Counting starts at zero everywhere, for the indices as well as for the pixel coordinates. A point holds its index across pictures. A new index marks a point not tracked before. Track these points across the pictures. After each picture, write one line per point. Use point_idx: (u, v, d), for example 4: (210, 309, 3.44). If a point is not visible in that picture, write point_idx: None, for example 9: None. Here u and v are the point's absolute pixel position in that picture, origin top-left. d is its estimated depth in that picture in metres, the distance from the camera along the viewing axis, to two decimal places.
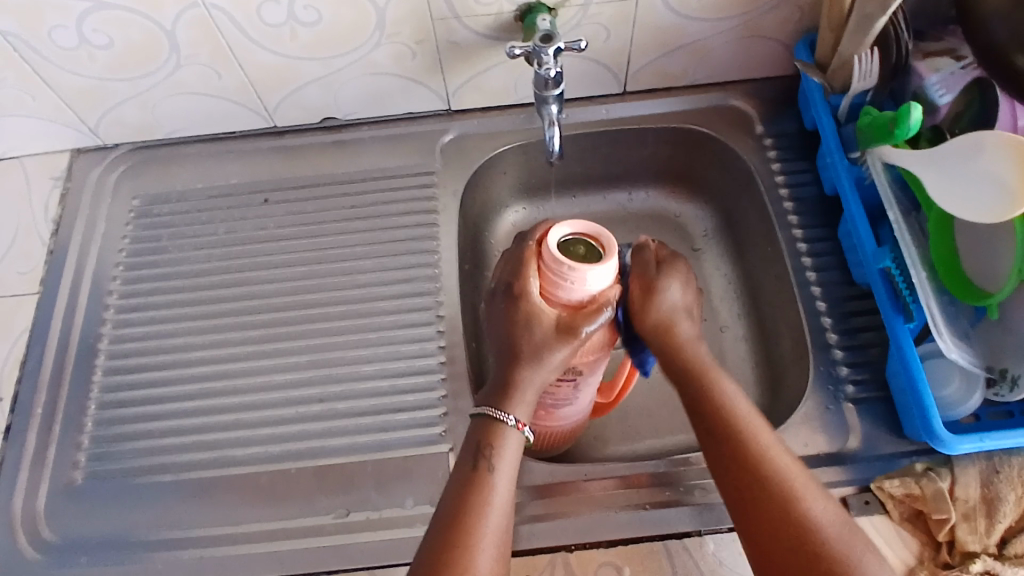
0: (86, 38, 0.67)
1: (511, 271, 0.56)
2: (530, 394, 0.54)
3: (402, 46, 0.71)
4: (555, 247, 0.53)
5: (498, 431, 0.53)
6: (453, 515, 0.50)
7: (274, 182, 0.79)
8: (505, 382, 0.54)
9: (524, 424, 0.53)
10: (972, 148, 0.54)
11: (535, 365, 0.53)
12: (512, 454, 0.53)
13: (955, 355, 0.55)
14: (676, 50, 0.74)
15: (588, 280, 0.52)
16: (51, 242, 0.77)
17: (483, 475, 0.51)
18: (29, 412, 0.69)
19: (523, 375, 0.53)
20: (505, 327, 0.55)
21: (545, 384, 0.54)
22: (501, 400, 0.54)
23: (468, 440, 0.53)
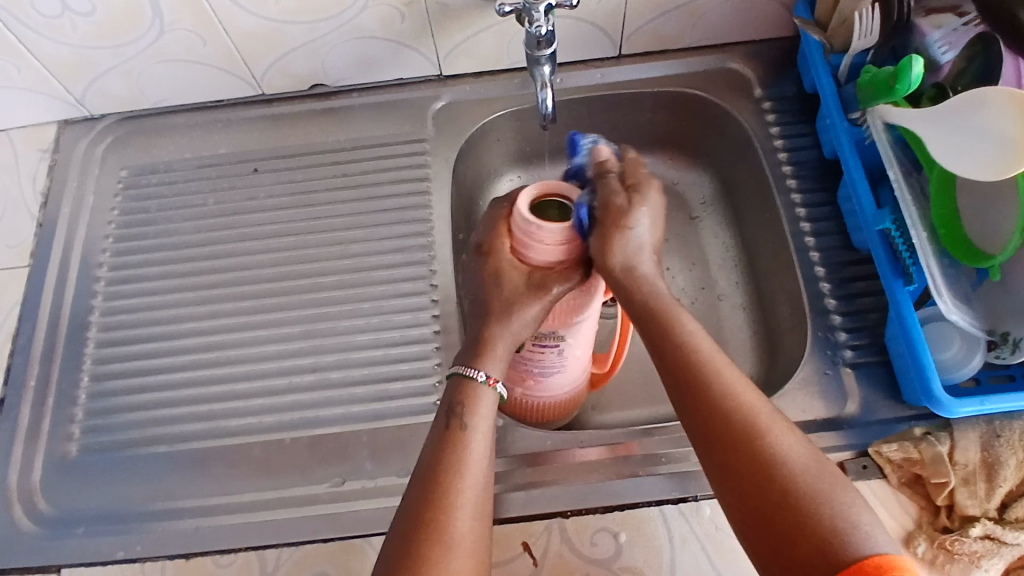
0: (66, 3, 0.65)
1: (486, 232, 0.59)
2: (502, 352, 0.55)
3: (390, 9, 0.69)
4: (524, 209, 0.55)
5: (472, 390, 0.54)
6: (431, 472, 0.50)
7: (263, 151, 0.78)
8: (478, 339, 0.56)
9: (496, 380, 0.54)
10: (974, 103, 0.53)
11: (507, 321, 0.55)
12: (488, 413, 0.53)
13: (955, 316, 0.54)
14: (672, 11, 0.72)
15: (549, 238, 0.54)
16: (39, 215, 0.76)
17: (459, 432, 0.52)
18: (22, 386, 0.68)
19: (496, 330, 0.55)
20: (477, 287, 0.58)
21: (517, 343, 0.56)
22: (473, 357, 0.55)
23: (444, 400, 0.54)
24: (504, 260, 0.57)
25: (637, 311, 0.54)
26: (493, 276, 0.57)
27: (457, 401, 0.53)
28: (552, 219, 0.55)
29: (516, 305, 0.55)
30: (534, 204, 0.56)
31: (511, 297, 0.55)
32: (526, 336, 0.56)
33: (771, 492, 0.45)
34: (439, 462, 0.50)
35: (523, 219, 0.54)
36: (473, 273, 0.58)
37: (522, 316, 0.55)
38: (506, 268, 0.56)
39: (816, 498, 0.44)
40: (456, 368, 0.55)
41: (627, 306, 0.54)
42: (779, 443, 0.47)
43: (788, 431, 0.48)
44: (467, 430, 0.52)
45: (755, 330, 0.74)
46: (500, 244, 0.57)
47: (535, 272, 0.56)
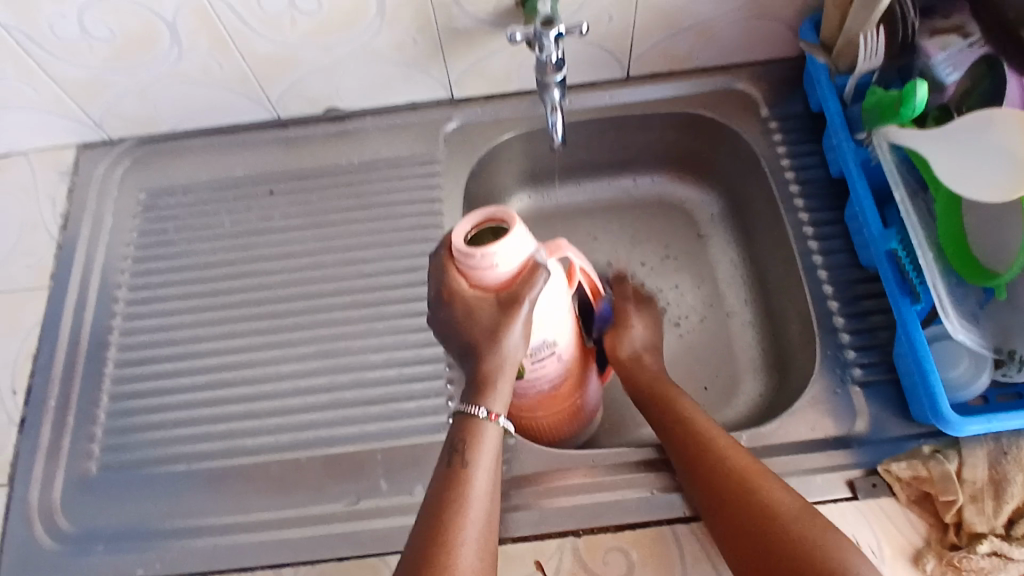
0: (87, 30, 0.67)
1: (436, 281, 0.54)
2: (503, 381, 0.54)
3: (403, 33, 0.70)
4: (459, 246, 0.52)
5: (474, 426, 0.54)
6: (434, 510, 0.51)
7: (279, 173, 0.79)
8: (478, 377, 0.54)
9: (497, 415, 0.54)
10: (982, 121, 0.53)
11: (500, 352, 0.53)
12: (490, 448, 0.54)
13: (962, 335, 0.54)
14: (679, 32, 0.73)
15: (498, 258, 0.51)
16: (59, 235, 0.77)
17: (460, 471, 0.53)
18: (42, 404, 0.70)
19: (493, 366, 0.53)
20: (454, 334, 0.55)
21: (515, 364, 0.54)
22: (474, 394, 0.54)
23: (447, 439, 0.55)
24: (466, 301, 0.53)
25: (642, 390, 0.64)
26: (462, 320, 0.54)
27: (461, 439, 0.54)
28: (490, 242, 0.53)
29: (501, 333, 0.52)
30: (467, 236, 0.53)
31: (493, 330, 0.53)
32: (520, 355, 0.54)
33: (767, 544, 0.49)
34: (441, 499, 0.51)
35: (465, 254, 0.51)
36: (443, 323, 0.55)
37: (509, 340, 0.53)
38: (473, 307, 0.53)
39: (809, 548, 0.48)
40: (460, 407, 0.55)
41: (636, 395, 0.65)
42: (770, 497, 0.51)
43: (780, 486, 0.52)
44: (467, 467, 0.53)
45: (765, 347, 0.75)
46: (456, 287, 0.53)
47: (500, 295, 0.53)
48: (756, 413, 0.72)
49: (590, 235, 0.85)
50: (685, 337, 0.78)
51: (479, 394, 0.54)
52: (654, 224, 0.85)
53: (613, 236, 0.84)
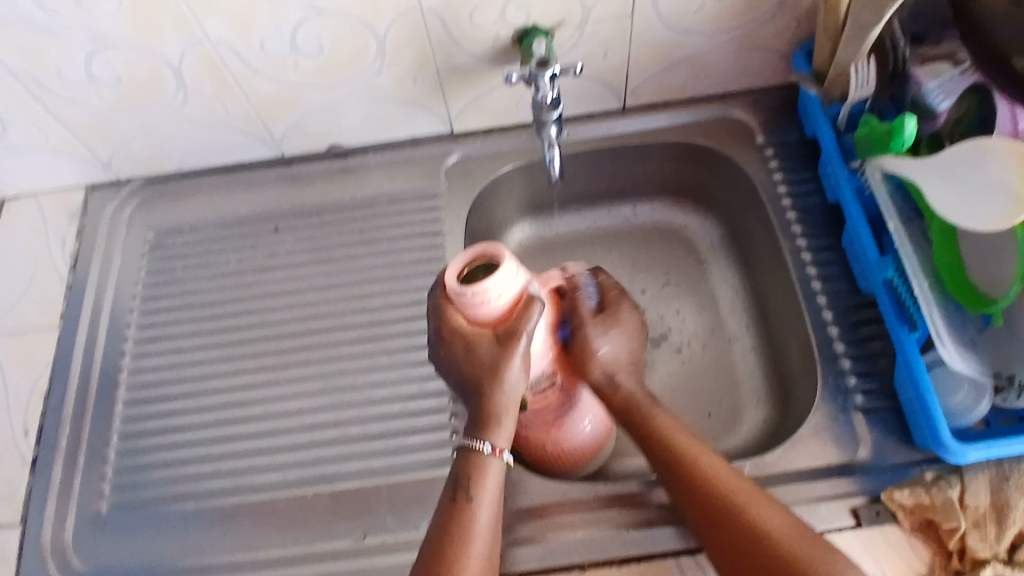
0: (96, 77, 0.69)
1: (436, 321, 0.56)
2: (506, 417, 0.56)
3: (403, 73, 0.72)
4: (455, 284, 0.54)
5: (478, 460, 0.55)
6: (437, 545, 0.52)
7: (283, 210, 0.81)
8: (481, 413, 0.56)
9: (501, 450, 0.56)
10: (974, 153, 0.53)
11: (502, 387, 0.55)
12: (495, 484, 0.55)
13: (960, 365, 0.55)
14: (674, 64, 0.75)
15: (493, 293, 0.53)
16: (70, 276, 0.79)
17: (463, 506, 0.54)
18: (53, 444, 0.71)
19: (496, 401, 0.55)
20: (456, 371, 0.57)
21: (518, 396, 0.56)
22: (476, 430, 0.56)
23: (451, 471, 0.56)
24: (466, 337, 0.55)
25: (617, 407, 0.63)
26: (464, 356, 0.56)
27: (464, 474, 0.55)
28: (483, 278, 0.55)
29: (502, 368, 0.55)
30: (461, 274, 0.55)
31: (493, 364, 0.55)
32: (521, 388, 0.56)
33: (766, 565, 0.51)
34: (444, 535, 0.52)
35: (460, 292, 0.53)
36: (444, 360, 0.57)
37: (510, 374, 0.55)
38: (473, 343, 0.55)
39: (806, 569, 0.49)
40: (462, 441, 0.57)
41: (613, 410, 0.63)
42: (761, 516, 0.53)
43: (766, 503, 0.54)
44: (469, 501, 0.54)
45: (767, 373, 0.75)
46: (455, 323, 0.55)
47: (498, 328, 0.55)
48: (760, 439, 0.72)
49: (591, 263, 0.85)
50: (688, 364, 0.78)
51: (483, 428, 0.56)
52: (653, 250, 0.85)
53: (613, 263, 0.85)
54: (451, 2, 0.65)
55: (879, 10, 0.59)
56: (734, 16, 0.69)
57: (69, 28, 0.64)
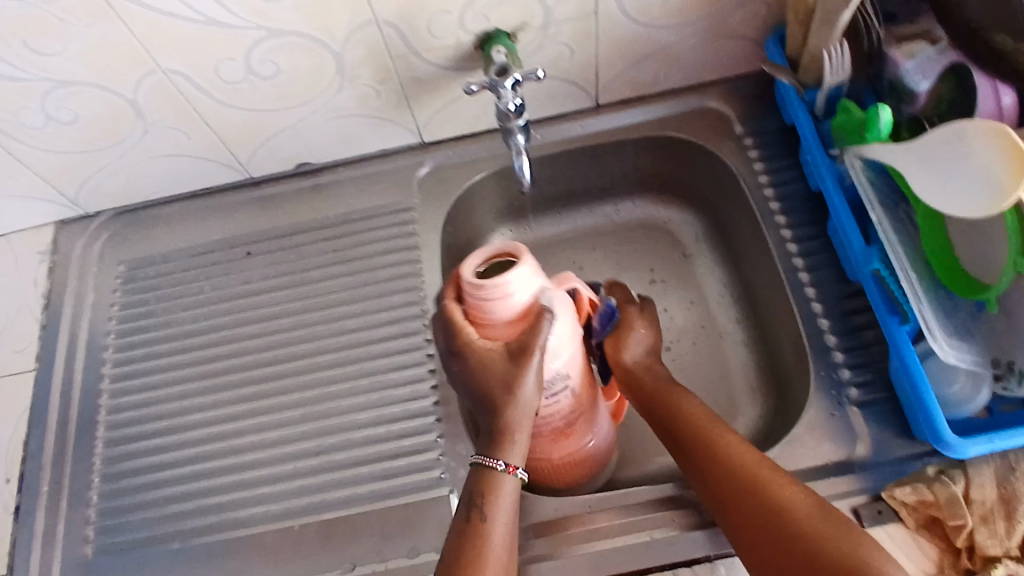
0: (50, 114, 0.67)
1: (447, 334, 0.55)
2: (520, 433, 0.54)
3: (365, 88, 0.70)
4: (469, 278, 0.53)
5: (491, 478, 0.53)
6: (454, 568, 0.49)
7: (255, 234, 0.79)
8: (495, 428, 0.54)
9: (515, 466, 0.54)
10: (952, 137, 0.51)
11: (517, 401, 0.53)
12: (509, 501, 0.53)
13: (952, 358, 0.53)
14: (643, 59, 0.73)
15: (508, 290, 0.52)
16: (43, 316, 0.77)
17: (478, 524, 0.51)
18: (35, 491, 0.69)
19: (510, 415, 0.53)
20: (470, 386, 0.55)
21: (533, 414, 0.54)
22: (491, 446, 0.54)
23: (464, 490, 0.54)
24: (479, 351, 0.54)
25: (642, 393, 0.62)
26: (477, 372, 0.54)
27: (477, 495, 0.53)
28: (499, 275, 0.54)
29: (516, 382, 0.53)
30: (477, 270, 0.54)
31: (506, 379, 0.53)
32: (537, 404, 0.54)
33: (794, 545, 0.48)
34: (459, 559, 0.50)
35: (475, 285, 0.53)
36: (457, 376, 0.55)
37: (524, 388, 0.53)
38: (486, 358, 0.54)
39: (839, 553, 0.46)
40: (476, 459, 0.54)
41: (638, 396, 0.62)
42: (784, 493, 0.50)
43: (789, 483, 0.51)
44: (481, 519, 0.52)
45: (760, 368, 0.74)
46: (467, 335, 0.54)
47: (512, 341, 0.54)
48: (755, 438, 0.70)
49: (575, 265, 0.83)
50: (678, 362, 0.76)
51: (495, 444, 0.54)
52: (637, 248, 0.83)
53: (598, 264, 0.83)
54: (406, 14, 0.63)
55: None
56: (701, 6, 0.67)
57: (17, 68, 0.62)
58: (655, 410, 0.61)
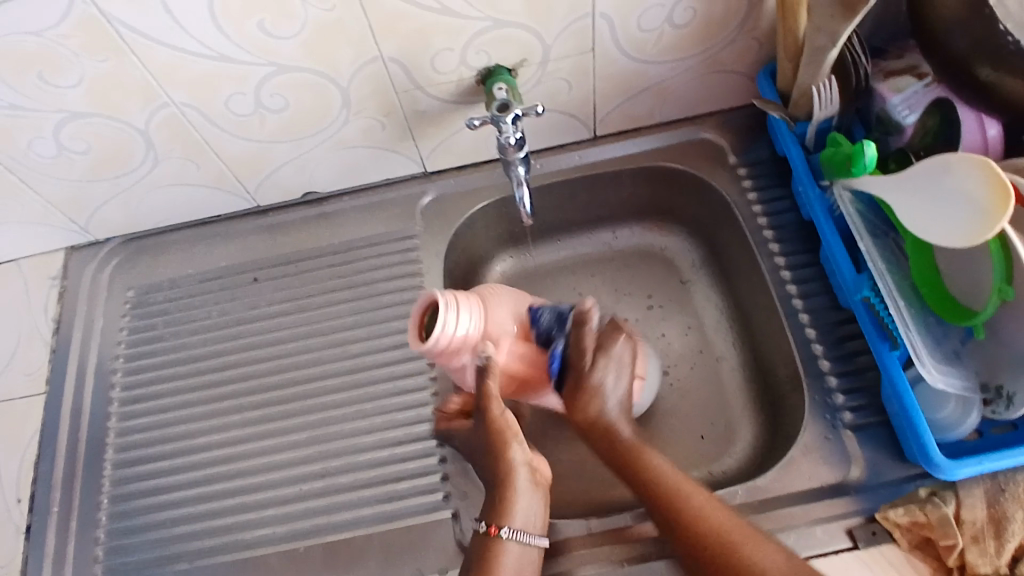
0: (65, 146, 0.69)
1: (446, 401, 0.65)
2: (514, 496, 0.57)
3: (370, 120, 0.72)
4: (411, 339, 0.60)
5: (488, 541, 0.56)
6: None
7: (261, 261, 0.81)
8: (493, 494, 0.58)
9: (496, 526, 0.56)
10: (938, 168, 0.54)
11: (500, 453, 0.58)
12: (505, 563, 0.55)
13: (939, 381, 0.54)
14: (639, 93, 0.75)
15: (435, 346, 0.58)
16: (53, 341, 0.79)
17: None
18: (45, 512, 0.70)
19: (499, 476, 0.57)
20: (471, 458, 0.61)
21: (522, 475, 0.58)
22: (488, 512, 0.57)
23: (466, 561, 0.57)
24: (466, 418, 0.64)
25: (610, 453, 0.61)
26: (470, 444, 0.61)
27: (479, 558, 0.55)
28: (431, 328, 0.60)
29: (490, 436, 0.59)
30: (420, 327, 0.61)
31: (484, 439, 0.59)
32: (521, 463, 0.58)
33: None
34: None
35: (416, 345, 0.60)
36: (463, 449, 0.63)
37: (501, 446, 0.58)
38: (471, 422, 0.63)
39: None
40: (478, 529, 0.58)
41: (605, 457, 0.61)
42: (753, 556, 0.51)
43: (762, 544, 0.52)
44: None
45: (756, 392, 0.75)
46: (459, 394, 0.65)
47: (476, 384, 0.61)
48: (752, 462, 0.71)
49: (575, 291, 0.85)
50: (676, 386, 0.78)
51: (492, 506, 0.57)
52: (635, 274, 0.85)
53: (598, 289, 0.85)
54: (410, 51, 0.65)
55: (833, 35, 0.59)
56: (695, 42, 0.70)
57: (34, 104, 0.64)
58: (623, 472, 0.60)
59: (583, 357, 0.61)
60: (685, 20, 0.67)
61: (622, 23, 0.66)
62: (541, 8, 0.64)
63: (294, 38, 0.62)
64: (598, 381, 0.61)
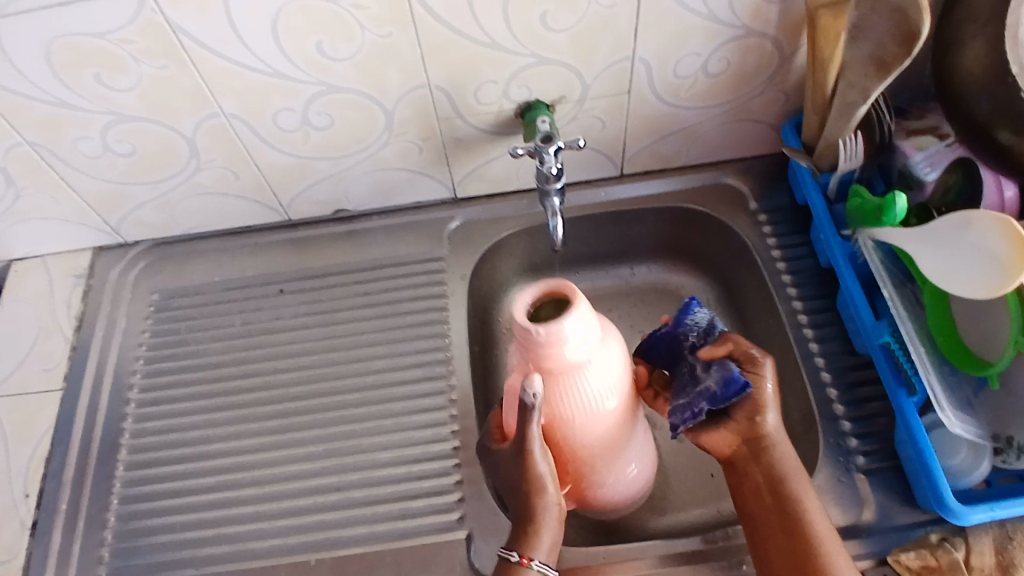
0: (110, 147, 0.71)
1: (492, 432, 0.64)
2: (543, 530, 0.58)
3: (409, 144, 0.74)
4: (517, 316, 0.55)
5: (510, 569, 0.57)
6: None
7: (288, 273, 0.82)
8: (521, 522, 0.59)
9: (528, 557, 0.57)
10: (959, 224, 0.56)
11: (530, 486, 0.58)
12: None
13: (959, 430, 0.56)
14: (668, 135, 0.78)
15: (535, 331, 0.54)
16: (74, 338, 0.79)
17: None
18: (53, 509, 0.70)
19: (533, 510, 0.58)
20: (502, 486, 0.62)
21: (554, 507, 0.59)
22: (514, 540, 0.59)
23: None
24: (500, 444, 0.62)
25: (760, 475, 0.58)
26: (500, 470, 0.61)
27: None
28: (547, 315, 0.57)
29: (524, 469, 0.58)
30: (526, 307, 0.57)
31: (516, 469, 0.59)
32: (552, 505, 0.59)
33: None
34: None
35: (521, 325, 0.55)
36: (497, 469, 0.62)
37: (538, 485, 0.58)
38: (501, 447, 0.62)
39: None
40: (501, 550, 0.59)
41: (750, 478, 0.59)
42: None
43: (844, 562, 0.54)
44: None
45: None
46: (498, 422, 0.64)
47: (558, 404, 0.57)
48: None
49: None
50: None
51: (521, 537, 0.58)
52: (651, 311, 0.87)
53: (613, 323, 0.86)
54: (455, 80, 0.68)
55: (864, 92, 0.62)
56: (725, 91, 0.73)
57: (87, 103, 0.66)
58: (761, 506, 0.58)
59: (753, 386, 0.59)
60: (718, 69, 0.70)
61: (660, 68, 0.70)
62: (585, 48, 0.67)
63: (348, 60, 0.65)
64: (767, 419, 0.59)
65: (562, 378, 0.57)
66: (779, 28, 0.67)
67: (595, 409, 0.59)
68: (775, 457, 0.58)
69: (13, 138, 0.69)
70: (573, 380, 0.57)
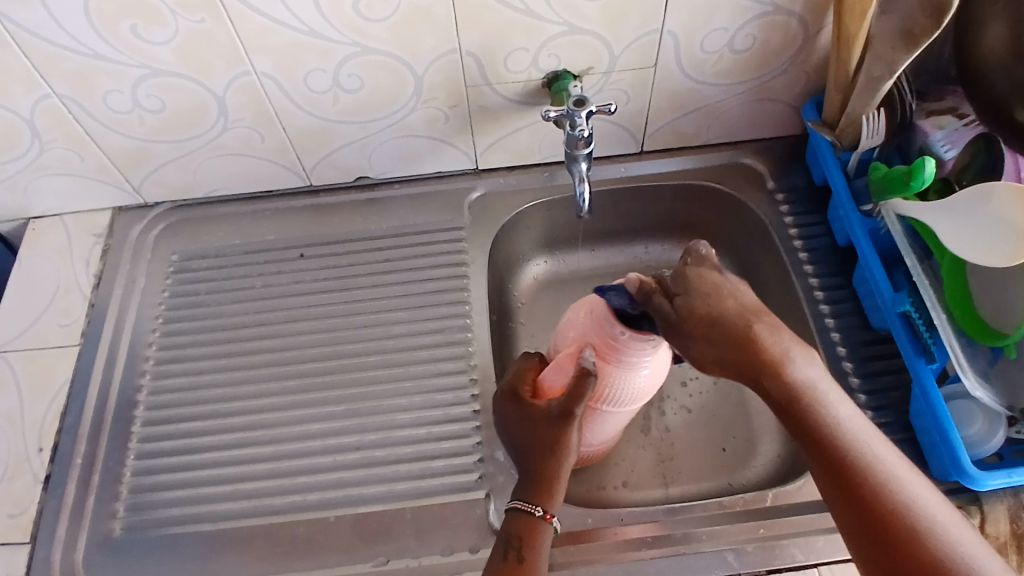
0: (139, 102, 0.71)
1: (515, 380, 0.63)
2: (562, 488, 0.59)
3: (436, 111, 0.75)
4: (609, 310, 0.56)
5: (530, 523, 0.57)
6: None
7: (308, 238, 0.82)
8: (538, 474, 0.59)
9: (552, 514, 0.58)
10: (978, 197, 0.57)
11: (561, 451, 0.58)
12: (543, 549, 0.57)
13: (979, 392, 0.58)
14: (690, 112, 0.79)
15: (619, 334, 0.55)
16: (92, 296, 0.79)
17: (515, 565, 0.55)
18: (68, 462, 0.70)
19: (558, 467, 0.59)
20: (518, 437, 0.60)
21: (572, 466, 0.60)
22: (530, 494, 0.58)
23: (503, 532, 0.58)
24: (533, 399, 0.61)
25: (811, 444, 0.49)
26: (525, 420, 0.60)
27: (525, 539, 0.57)
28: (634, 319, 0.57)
29: (561, 432, 0.58)
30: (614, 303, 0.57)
31: (550, 428, 0.58)
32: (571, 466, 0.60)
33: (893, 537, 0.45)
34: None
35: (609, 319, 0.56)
36: (513, 418, 0.61)
37: (569, 451, 0.58)
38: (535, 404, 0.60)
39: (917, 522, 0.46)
40: (514, 503, 0.59)
41: (814, 458, 0.50)
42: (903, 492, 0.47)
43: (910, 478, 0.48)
44: (524, 562, 0.55)
45: None
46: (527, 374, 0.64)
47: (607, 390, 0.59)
48: (774, 476, 0.74)
49: None
50: (697, 398, 0.80)
51: (540, 490, 0.58)
52: None
53: None
54: (487, 46, 0.69)
55: (891, 66, 0.64)
56: (749, 69, 0.74)
57: (119, 56, 0.66)
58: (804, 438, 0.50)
59: (670, 287, 0.53)
60: (744, 46, 0.72)
61: (688, 43, 0.71)
62: (616, 19, 0.68)
63: (383, 22, 0.66)
64: (712, 313, 0.51)
65: (620, 374, 0.57)
66: (806, 6, 0.68)
67: (635, 399, 0.60)
68: (821, 417, 0.49)
69: (42, 90, 0.69)
70: (630, 378, 0.58)
